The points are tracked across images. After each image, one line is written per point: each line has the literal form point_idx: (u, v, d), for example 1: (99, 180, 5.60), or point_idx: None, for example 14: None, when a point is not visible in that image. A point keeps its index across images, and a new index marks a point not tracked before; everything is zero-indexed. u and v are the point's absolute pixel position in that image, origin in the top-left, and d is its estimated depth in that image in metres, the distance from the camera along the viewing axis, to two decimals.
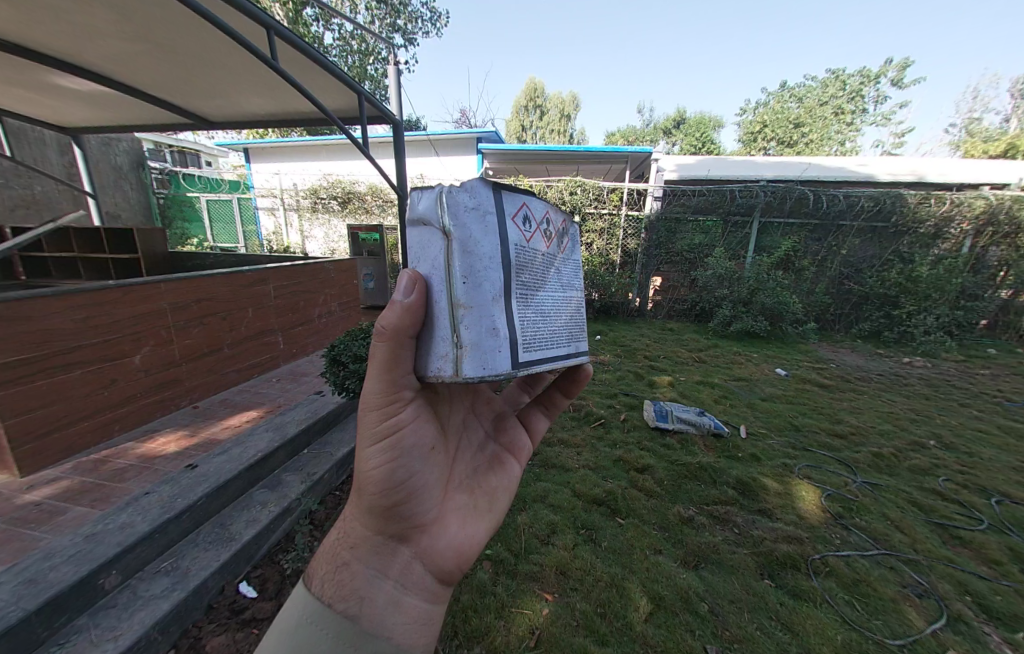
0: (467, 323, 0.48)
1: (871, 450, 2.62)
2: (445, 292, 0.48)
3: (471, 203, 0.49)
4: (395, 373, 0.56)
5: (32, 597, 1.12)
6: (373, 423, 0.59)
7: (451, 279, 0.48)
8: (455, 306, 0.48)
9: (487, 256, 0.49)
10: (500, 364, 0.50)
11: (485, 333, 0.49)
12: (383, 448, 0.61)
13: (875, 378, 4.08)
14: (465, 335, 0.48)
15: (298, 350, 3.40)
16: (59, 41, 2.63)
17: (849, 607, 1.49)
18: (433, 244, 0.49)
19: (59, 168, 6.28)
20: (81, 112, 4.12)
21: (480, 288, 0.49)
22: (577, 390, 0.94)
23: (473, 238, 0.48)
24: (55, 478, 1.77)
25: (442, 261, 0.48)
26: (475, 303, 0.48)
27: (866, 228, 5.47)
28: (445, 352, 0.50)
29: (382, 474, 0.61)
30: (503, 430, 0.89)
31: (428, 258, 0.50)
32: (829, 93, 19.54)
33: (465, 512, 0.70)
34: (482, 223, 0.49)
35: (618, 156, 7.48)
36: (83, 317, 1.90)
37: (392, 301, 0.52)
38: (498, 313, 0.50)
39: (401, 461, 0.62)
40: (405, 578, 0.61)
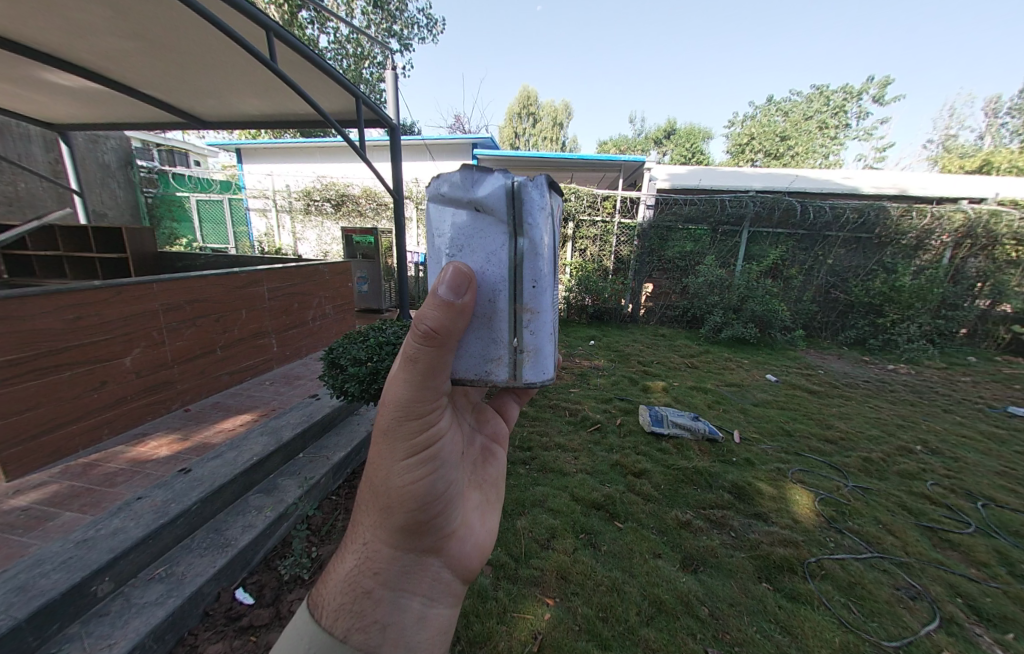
0: (531, 329, 0.56)
1: (861, 455, 2.68)
2: (511, 297, 0.54)
3: (540, 202, 0.52)
4: (434, 380, 0.58)
5: (22, 604, 1.08)
6: (412, 432, 0.60)
7: (520, 287, 0.54)
8: (520, 311, 0.55)
9: (549, 260, 0.55)
10: (549, 367, 0.61)
11: (543, 339, 0.58)
12: (417, 460, 0.60)
13: (861, 384, 4.18)
14: (529, 340, 0.57)
15: (292, 352, 3.35)
16: (50, 37, 2.59)
17: (846, 609, 1.52)
18: (493, 242, 0.52)
19: (44, 165, 6.14)
20: (70, 109, 4.05)
21: (543, 295, 0.55)
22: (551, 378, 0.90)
23: (542, 240, 0.53)
24: (42, 482, 1.71)
25: (506, 264, 0.53)
26: (539, 308, 0.56)
27: (851, 238, 5.62)
28: (499, 356, 0.57)
29: (418, 486, 0.60)
30: (485, 418, 0.85)
31: (482, 254, 0.53)
32: (814, 108, 20.14)
33: (482, 509, 0.71)
34: (546, 224, 0.53)
35: (611, 164, 7.59)
36: (73, 316, 1.85)
37: (437, 299, 0.52)
38: (552, 319, 0.58)
39: (437, 471, 0.62)
40: (434, 589, 0.61)
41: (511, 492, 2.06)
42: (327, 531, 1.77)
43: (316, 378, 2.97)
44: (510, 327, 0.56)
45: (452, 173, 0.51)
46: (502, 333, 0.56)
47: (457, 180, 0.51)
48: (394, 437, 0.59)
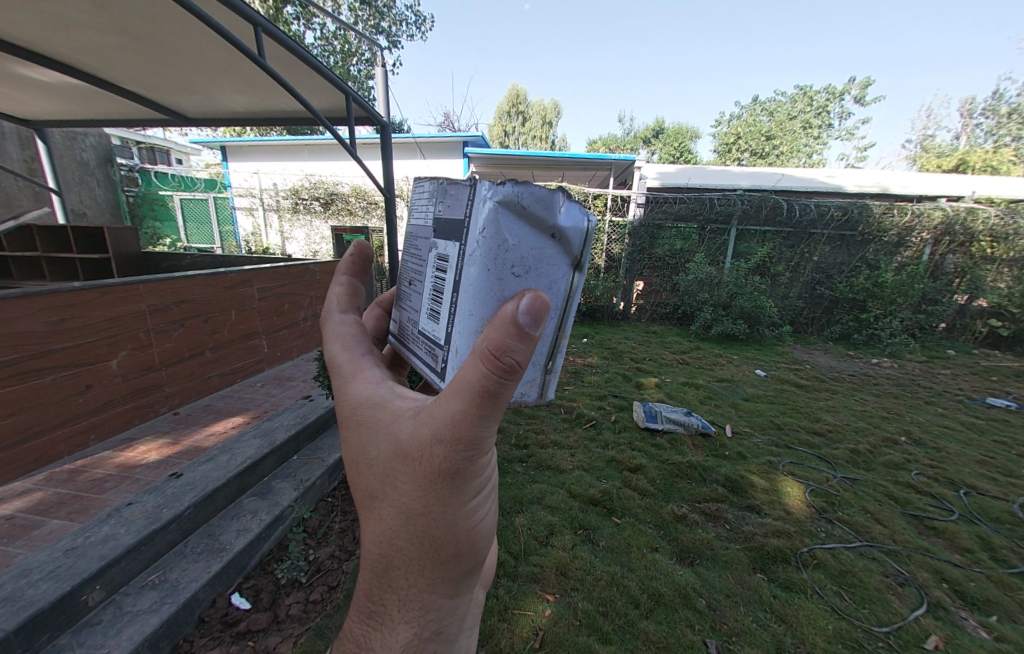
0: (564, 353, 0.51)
1: (849, 447, 2.75)
2: (557, 323, 0.46)
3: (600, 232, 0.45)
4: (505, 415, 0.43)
5: (8, 616, 1.05)
6: (481, 469, 0.48)
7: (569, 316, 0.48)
8: (559, 339, 0.48)
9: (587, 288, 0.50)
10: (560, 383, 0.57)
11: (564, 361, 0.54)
12: (481, 496, 0.51)
13: (847, 378, 4.29)
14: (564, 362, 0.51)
15: (283, 354, 3.30)
16: (26, 31, 2.51)
17: (838, 597, 1.55)
18: (560, 276, 0.41)
19: (19, 162, 5.93)
20: (47, 105, 3.92)
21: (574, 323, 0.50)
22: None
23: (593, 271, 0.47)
24: (26, 490, 1.65)
25: (568, 297, 0.44)
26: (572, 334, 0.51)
27: (836, 236, 5.74)
28: (532, 378, 0.50)
29: (480, 524, 0.52)
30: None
31: (543, 285, 0.41)
32: (798, 108, 20.51)
33: None
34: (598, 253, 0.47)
35: (601, 162, 7.65)
36: (55, 319, 1.79)
37: (524, 332, 0.35)
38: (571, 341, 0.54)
39: (492, 498, 0.55)
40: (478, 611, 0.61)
41: (509, 490, 2.07)
42: (324, 532, 1.75)
43: (308, 379, 2.94)
44: (552, 351, 0.49)
45: (544, 192, 0.36)
46: (540, 355, 0.49)
47: (545, 198, 0.37)
48: (466, 482, 0.45)
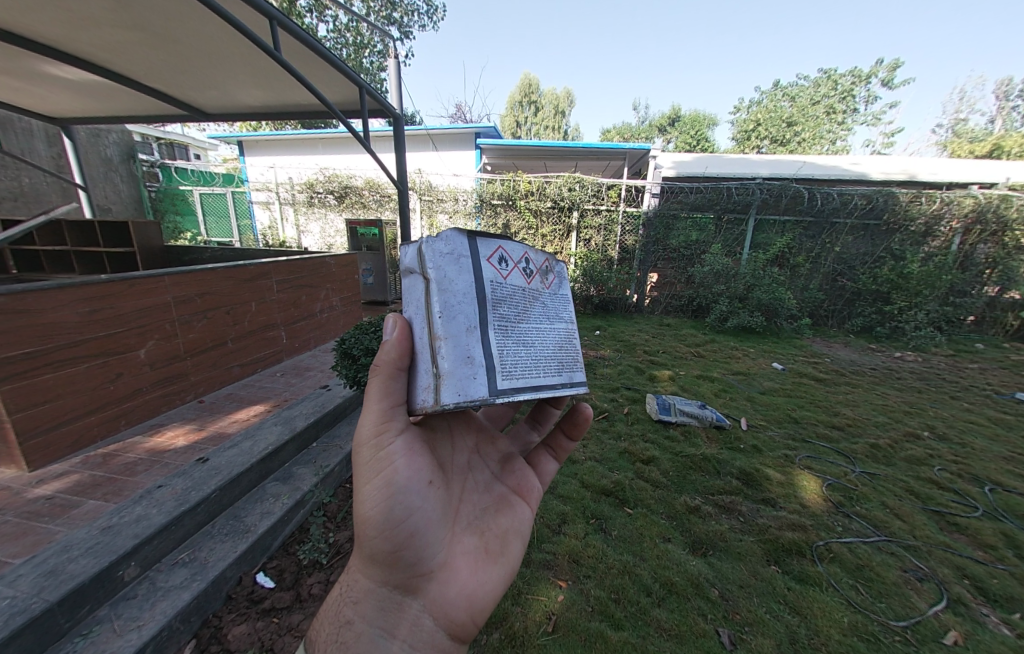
0: (444, 354, 0.56)
1: (868, 441, 2.69)
2: (424, 326, 0.58)
3: (446, 250, 0.59)
4: (385, 405, 0.65)
5: (54, 587, 1.12)
6: (370, 458, 0.68)
7: (430, 317, 0.58)
8: (432, 338, 0.57)
9: (459, 292, 0.59)
10: (475, 390, 0.56)
11: (460, 362, 0.56)
12: (377, 485, 0.68)
13: (868, 371, 4.18)
14: (441, 363, 0.56)
15: (301, 345, 3.38)
16: (53, 30, 2.58)
17: (854, 590, 1.54)
18: (413, 287, 0.60)
19: (48, 160, 6.16)
20: (73, 103, 4.05)
21: (454, 321, 0.57)
22: (581, 432, 1.00)
23: (448, 277, 0.58)
24: (64, 472, 1.75)
25: (420, 301, 0.59)
26: (450, 334, 0.57)
27: (859, 226, 5.55)
28: (426, 383, 0.58)
29: (383, 516, 0.68)
30: (508, 470, 0.90)
31: (408, 300, 0.61)
32: (821, 92, 19.71)
33: (474, 556, 0.74)
34: (457, 266, 0.60)
35: (616, 152, 7.53)
36: (87, 310, 1.87)
37: (383, 340, 0.64)
38: (470, 343, 0.57)
39: (396, 497, 0.68)
40: (414, 636, 0.65)
41: None
42: (343, 517, 1.81)
43: (326, 370, 3.01)
44: (427, 354, 0.58)
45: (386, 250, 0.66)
46: (424, 362, 0.58)
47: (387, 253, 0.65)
48: (358, 461, 0.68)
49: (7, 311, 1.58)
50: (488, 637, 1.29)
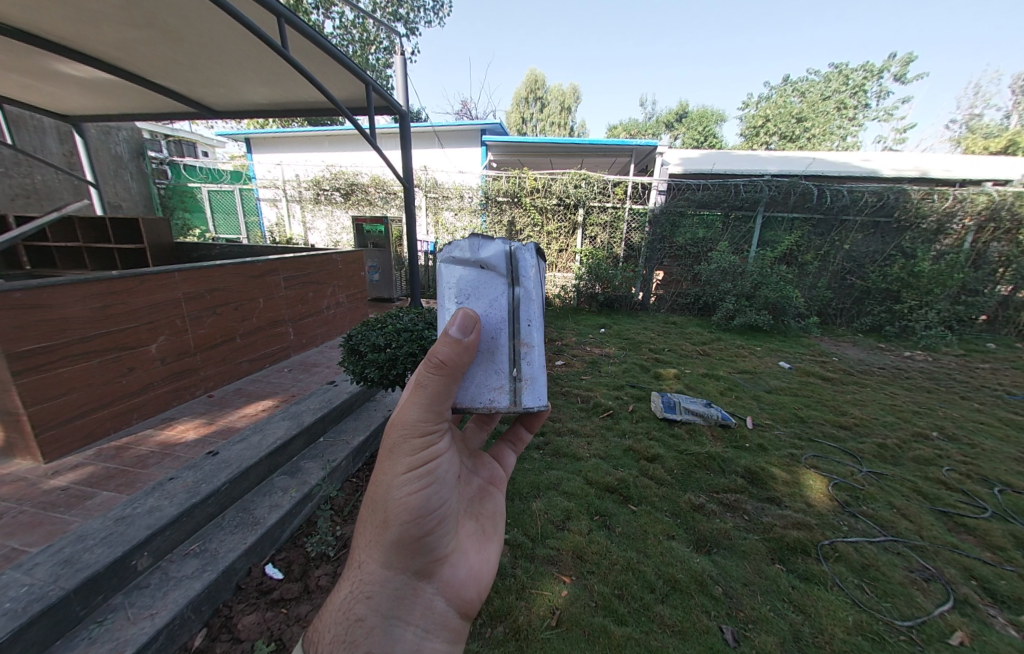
0: (528, 360, 0.70)
1: (876, 441, 2.66)
2: (512, 334, 0.68)
3: (530, 267, 0.71)
4: (441, 402, 0.68)
5: (70, 576, 1.15)
6: (412, 449, 0.68)
7: (517, 325, 0.69)
8: (518, 344, 0.69)
9: (538, 306, 0.71)
10: (546, 394, 0.72)
11: (537, 370, 0.71)
12: (416, 475, 0.68)
13: (877, 370, 4.14)
14: (526, 369, 0.70)
15: (308, 341, 3.42)
16: (65, 28, 2.62)
17: (859, 590, 1.53)
18: (499, 294, 0.68)
19: (59, 157, 6.25)
20: (85, 101, 4.11)
21: (535, 331, 0.70)
22: (537, 424, 0.98)
23: (533, 291, 0.70)
24: (78, 464, 1.79)
25: (506, 308, 0.68)
26: (533, 344, 0.69)
27: (869, 223, 5.48)
28: (501, 385, 0.69)
29: (417, 505, 0.68)
30: (482, 462, 0.90)
31: (487, 301, 0.68)
32: (832, 87, 19.38)
33: (477, 538, 0.77)
34: (537, 282, 0.71)
35: (622, 149, 7.49)
36: (99, 305, 1.90)
37: (451, 338, 0.64)
38: (543, 354, 0.71)
39: (432, 487, 0.70)
40: (427, 619, 0.67)
41: (526, 475, 2.11)
42: (350, 511, 1.83)
43: (332, 366, 3.04)
44: (513, 359, 0.69)
45: (465, 243, 0.69)
46: (505, 365, 0.69)
47: (469, 248, 0.69)
48: (397, 453, 0.67)
49: (22, 306, 1.61)
50: (492, 631, 1.30)
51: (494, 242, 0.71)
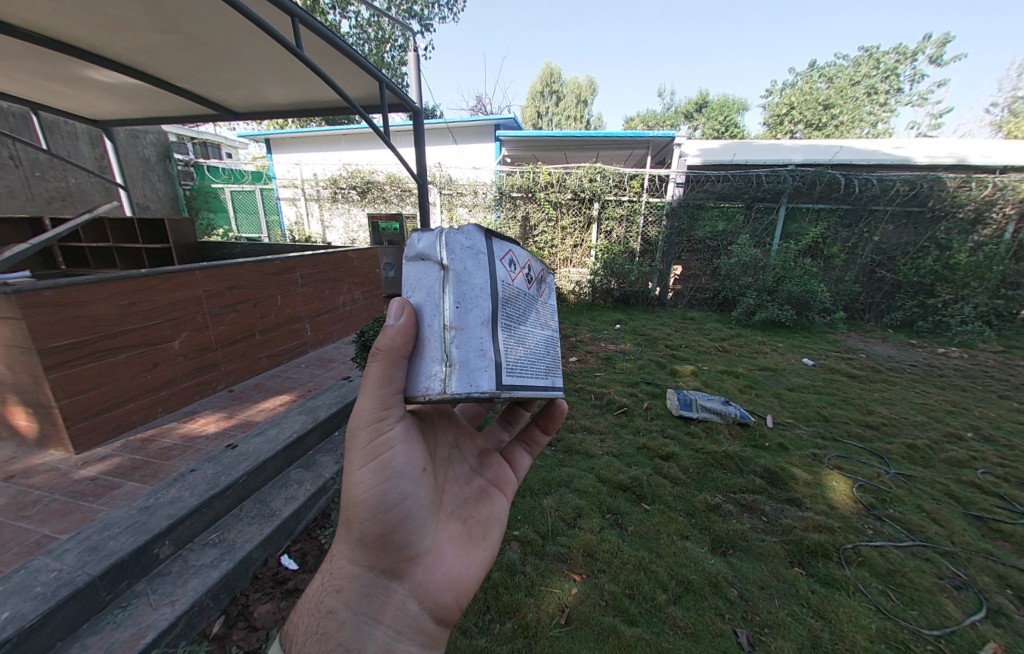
0: (457, 343, 0.55)
1: (905, 441, 2.54)
2: (438, 315, 0.56)
3: (467, 244, 0.58)
4: (384, 392, 0.65)
5: (96, 562, 1.20)
6: (366, 442, 0.68)
7: (447, 306, 0.57)
8: (446, 326, 0.56)
9: (477, 286, 0.57)
10: (483, 386, 0.53)
11: (472, 355, 0.55)
12: (373, 467, 0.68)
13: (908, 368, 3.94)
14: (453, 352, 0.55)
15: (324, 337, 3.49)
16: (91, 35, 2.71)
17: (883, 596, 1.47)
18: (431, 277, 0.58)
19: (91, 161, 6.54)
20: (114, 106, 4.27)
21: (469, 313, 0.56)
22: (555, 427, 0.97)
23: (468, 270, 0.57)
24: (107, 455, 1.87)
25: (435, 290, 0.58)
26: (463, 326, 0.55)
27: (900, 213, 5.21)
28: (431, 372, 0.56)
29: (373, 499, 0.68)
30: (487, 462, 0.90)
31: (419, 285, 0.60)
32: (862, 71, 18.50)
33: (459, 540, 0.75)
34: (476, 259, 0.58)
35: (639, 141, 7.35)
36: (124, 302, 1.98)
37: (387, 323, 0.62)
38: (483, 337, 0.56)
39: (390, 481, 0.69)
40: (399, 620, 0.65)
41: (537, 472, 2.09)
42: None
43: (348, 361, 3.09)
44: (439, 342, 0.56)
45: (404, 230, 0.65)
46: (433, 349, 0.57)
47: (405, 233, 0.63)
48: (352, 444, 0.68)
49: (52, 304, 1.69)
50: (501, 627, 1.30)
51: None
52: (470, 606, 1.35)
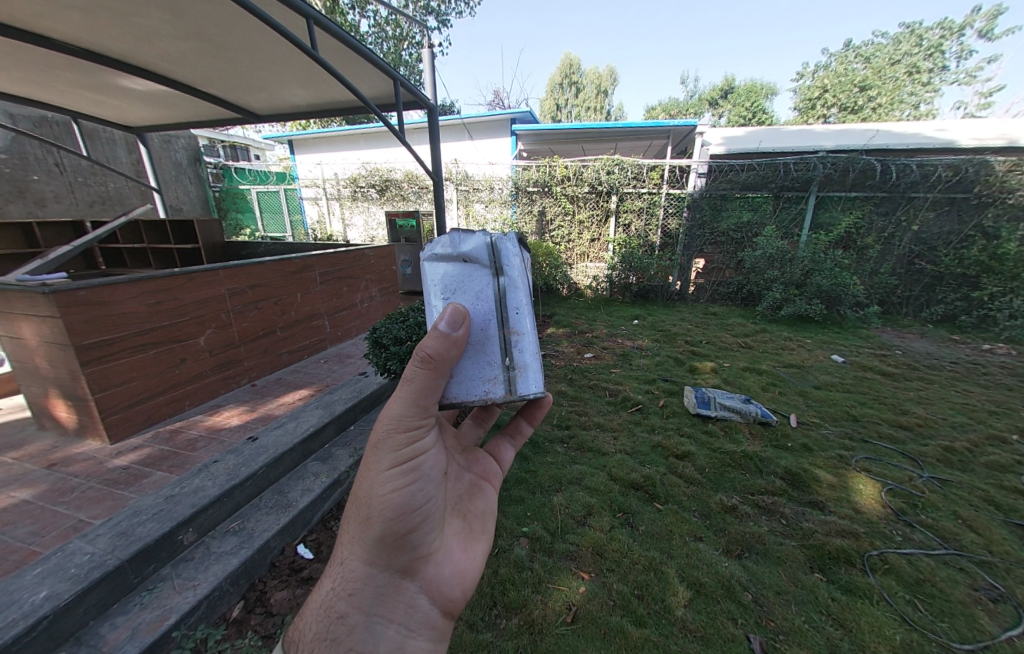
0: (519, 349, 0.69)
1: (941, 444, 2.39)
2: (502, 325, 0.68)
3: (514, 260, 0.70)
4: (428, 398, 0.67)
5: (126, 546, 1.28)
6: (396, 444, 0.68)
7: (504, 315, 0.69)
8: (507, 333, 0.69)
9: (525, 298, 0.71)
10: (538, 382, 0.72)
11: (529, 357, 0.71)
12: (400, 470, 0.69)
13: (949, 365, 3.71)
14: (518, 356, 0.70)
15: (343, 333, 3.57)
16: (123, 45, 2.84)
17: (910, 607, 1.39)
18: (485, 287, 0.68)
19: (128, 166, 6.89)
20: (147, 113, 4.48)
21: (523, 320, 0.70)
22: (542, 415, 0.93)
23: (518, 281, 0.70)
24: (138, 445, 1.99)
25: (493, 299, 0.68)
26: (522, 332, 0.70)
27: (942, 200, 4.86)
28: (495, 375, 0.69)
29: (401, 502, 0.68)
30: (474, 457, 0.90)
31: (474, 293, 0.68)
32: (903, 49, 17.32)
33: (466, 538, 0.77)
34: (522, 273, 0.71)
35: (659, 131, 7.15)
36: (152, 301, 2.08)
37: (441, 333, 0.64)
38: (534, 341, 0.71)
39: (417, 483, 0.70)
40: (411, 617, 0.66)
41: (548, 469, 2.09)
42: None
43: (365, 357, 3.16)
44: (503, 348, 0.68)
45: (446, 239, 0.68)
46: (496, 355, 0.68)
47: (450, 243, 0.68)
48: (383, 447, 0.68)
49: (85, 303, 1.79)
50: (507, 622, 1.31)
51: (474, 235, 0.70)
52: (477, 600, 1.36)
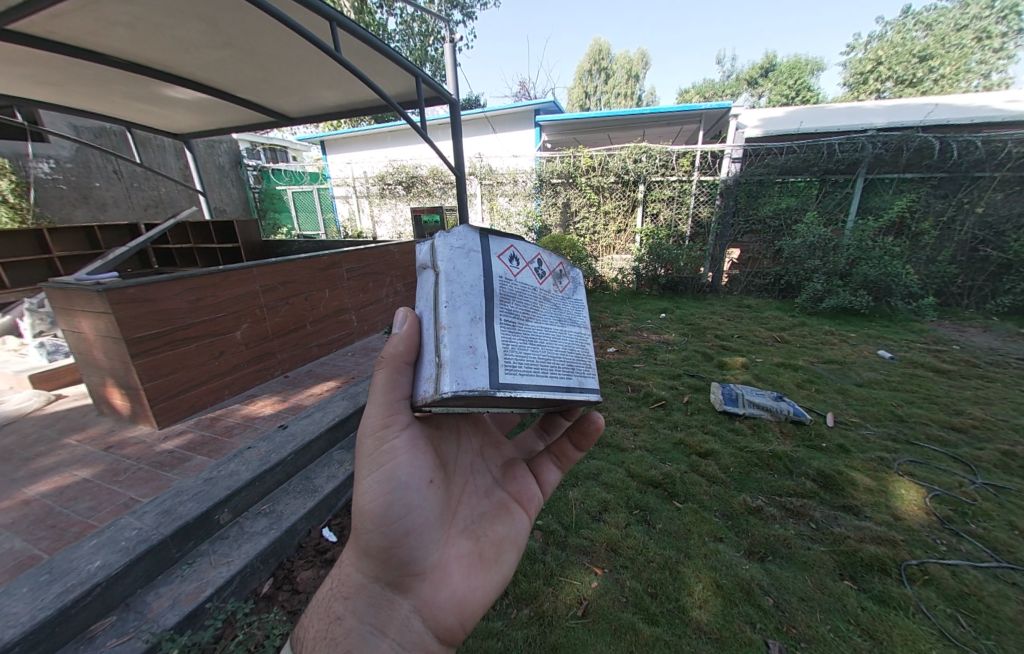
0: (447, 342, 0.54)
1: (1000, 448, 2.19)
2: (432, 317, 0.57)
3: (458, 244, 0.58)
4: (392, 397, 0.67)
5: (168, 523, 1.40)
6: (371, 451, 0.69)
7: (438, 307, 0.57)
8: (438, 328, 0.55)
9: (468, 285, 0.57)
10: (473, 381, 0.51)
11: (462, 351, 0.53)
12: (379, 479, 0.70)
13: (1015, 362, 3.37)
14: (444, 349, 0.54)
15: (369, 328, 3.70)
16: (165, 57, 3.02)
17: (952, 622, 1.30)
18: (427, 283, 0.60)
19: (176, 171, 7.38)
20: (190, 120, 4.77)
21: (459, 311, 0.55)
22: (588, 444, 0.98)
23: (458, 268, 0.57)
24: (182, 431, 2.15)
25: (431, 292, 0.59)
26: (454, 324, 0.54)
27: (1013, 179, 4.40)
28: (430, 373, 0.56)
29: (379, 511, 0.69)
30: (511, 477, 0.92)
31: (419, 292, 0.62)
32: (973, 13, 15.59)
33: (468, 563, 0.75)
34: (467, 259, 0.58)
35: (691, 115, 6.84)
36: (193, 298, 2.23)
37: (393, 333, 0.65)
38: (475, 333, 0.54)
39: (396, 494, 0.70)
40: (403, 634, 0.67)
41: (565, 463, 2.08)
42: None
43: None
44: (433, 341, 0.56)
45: None
46: (430, 350, 0.57)
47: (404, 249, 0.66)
48: (360, 453, 0.70)
49: (133, 300, 1.94)
50: (518, 612, 1.34)
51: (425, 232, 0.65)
52: None
